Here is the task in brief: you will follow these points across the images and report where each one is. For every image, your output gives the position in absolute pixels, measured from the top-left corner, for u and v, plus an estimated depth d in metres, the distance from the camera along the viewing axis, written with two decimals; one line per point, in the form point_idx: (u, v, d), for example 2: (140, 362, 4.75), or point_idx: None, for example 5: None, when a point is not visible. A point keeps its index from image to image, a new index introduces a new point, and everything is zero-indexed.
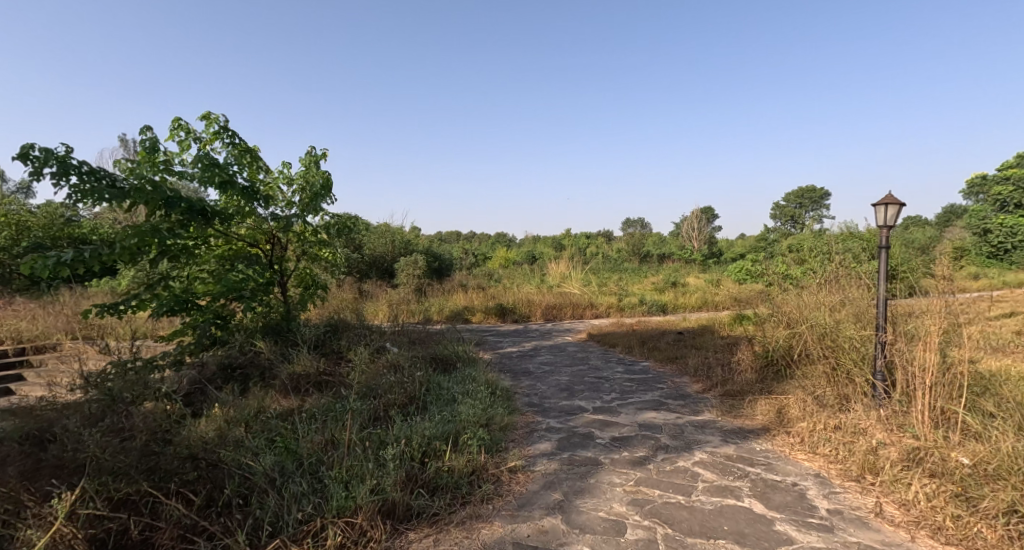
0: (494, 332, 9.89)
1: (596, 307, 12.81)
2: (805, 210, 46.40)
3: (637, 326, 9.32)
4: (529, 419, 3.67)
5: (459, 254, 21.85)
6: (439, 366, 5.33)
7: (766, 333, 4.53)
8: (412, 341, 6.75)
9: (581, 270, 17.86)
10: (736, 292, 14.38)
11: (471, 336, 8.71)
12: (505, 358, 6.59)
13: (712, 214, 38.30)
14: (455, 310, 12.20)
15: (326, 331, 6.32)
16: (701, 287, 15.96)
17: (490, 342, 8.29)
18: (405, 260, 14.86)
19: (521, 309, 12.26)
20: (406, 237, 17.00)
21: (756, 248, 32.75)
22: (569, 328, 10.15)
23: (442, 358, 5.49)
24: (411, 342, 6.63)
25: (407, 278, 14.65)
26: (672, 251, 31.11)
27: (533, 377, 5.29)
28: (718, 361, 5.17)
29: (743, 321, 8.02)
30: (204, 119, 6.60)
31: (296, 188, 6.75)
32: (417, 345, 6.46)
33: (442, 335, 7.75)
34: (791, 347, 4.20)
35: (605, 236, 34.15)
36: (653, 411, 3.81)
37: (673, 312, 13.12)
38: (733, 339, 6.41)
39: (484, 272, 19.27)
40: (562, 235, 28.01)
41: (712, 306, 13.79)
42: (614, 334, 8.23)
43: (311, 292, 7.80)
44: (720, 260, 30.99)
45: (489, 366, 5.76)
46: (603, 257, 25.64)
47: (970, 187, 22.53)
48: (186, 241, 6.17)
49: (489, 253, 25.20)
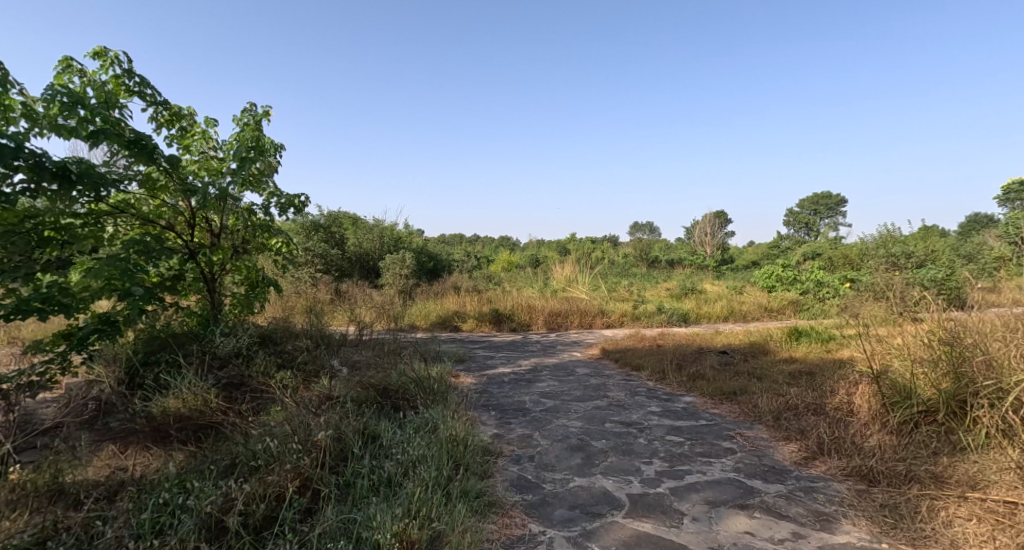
0: (487, 344, 8.19)
1: (607, 314, 11.08)
2: (820, 217, 44.51)
3: (661, 341, 7.62)
4: (514, 532, 2.05)
5: (457, 255, 20.25)
6: (391, 401, 3.67)
7: (923, 379, 2.87)
8: (369, 358, 5.07)
9: (589, 274, 16.19)
10: (766, 301, 12.60)
11: (456, 349, 7.02)
12: (493, 385, 4.90)
13: (725, 218, 36.50)
14: (443, 315, 10.53)
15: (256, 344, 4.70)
16: (724, 295, 14.19)
17: (478, 358, 6.63)
18: (391, 258, 13.25)
19: (521, 315, 10.54)
20: (396, 233, 15.40)
21: (772, 254, 30.90)
22: (576, 341, 8.44)
23: (396, 390, 3.77)
24: (367, 360, 4.95)
25: (392, 279, 12.98)
26: (684, 258, 29.35)
27: (530, 421, 3.61)
28: (807, 406, 3.46)
29: (799, 340, 6.28)
30: (96, 57, 4.93)
31: (223, 150, 5.08)
32: (374, 363, 4.78)
33: (416, 349, 6.08)
34: (988, 407, 2.55)
35: (612, 241, 32.42)
36: (740, 513, 2.15)
37: (696, 323, 11.37)
38: (803, 367, 4.68)
39: (482, 274, 17.58)
40: (567, 238, 26.31)
41: (739, 318, 12.00)
42: (634, 352, 6.53)
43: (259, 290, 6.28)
44: (735, 266, 29.24)
45: (470, 401, 4.08)
46: (610, 262, 23.96)
47: (1007, 191, 20.70)
48: (73, 220, 4.62)
49: (489, 254, 23.60)
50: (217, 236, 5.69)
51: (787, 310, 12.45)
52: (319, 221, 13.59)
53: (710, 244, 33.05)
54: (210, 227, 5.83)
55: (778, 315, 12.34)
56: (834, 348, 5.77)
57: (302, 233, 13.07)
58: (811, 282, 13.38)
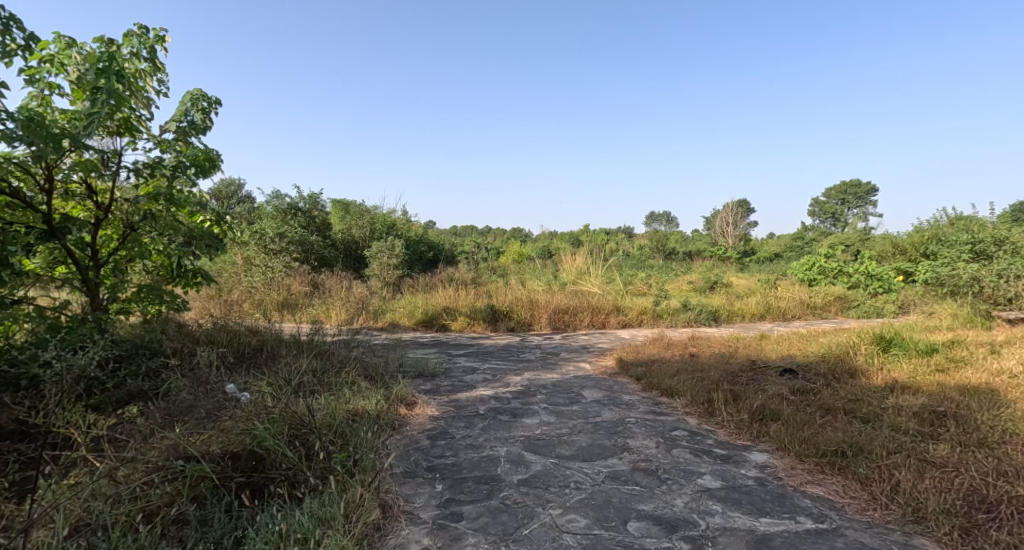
0: (474, 349, 6.65)
1: (623, 312, 9.47)
2: (849, 207, 42.02)
3: (693, 348, 5.98)
4: None
5: (459, 244, 18.74)
6: (247, 483, 2.13)
7: None
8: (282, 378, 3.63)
9: (602, 265, 14.56)
10: (810, 297, 10.83)
11: (429, 360, 5.51)
12: (456, 421, 3.37)
13: (749, 209, 34.37)
14: (429, 312, 9.01)
15: (112, 361, 3.27)
16: (757, 289, 12.42)
17: (454, 372, 5.10)
18: (378, 246, 11.76)
19: (521, 312, 8.98)
20: (388, 220, 13.91)
21: (798, 245, 28.80)
22: (586, 346, 6.85)
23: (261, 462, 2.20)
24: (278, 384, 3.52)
25: (378, 270, 11.47)
26: (705, 250, 27.46)
27: (493, 514, 2.08)
28: (1015, 511, 1.85)
29: (890, 352, 4.59)
30: None
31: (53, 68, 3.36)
32: (283, 388, 3.34)
33: (367, 360, 4.58)
34: None
35: (627, 232, 30.65)
36: None
37: (726, 322, 9.73)
38: (929, 400, 3.04)
39: (484, 264, 16.01)
40: (579, 229, 24.66)
41: (778, 317, 10.27)
42: (661, 367, 4.87)
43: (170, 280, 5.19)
44: (760, 257, 27.27)
45: (408, 464, 2.57)
46: (625, 254, 22.29)
47: None
48: None
49: (496, 245, 22.10)
50: (106, 211, 4.37)
51: (835, 305, 10.68)
52: (298, 205, 12.14)
53: (733, 235, 31.05)
54: (95, 199, 4.46)
55: (825, 312, 10.59)
56: (947, 365, 4.09)
57: (278, 217, 11.63)
58: (861, 274, 11.54)
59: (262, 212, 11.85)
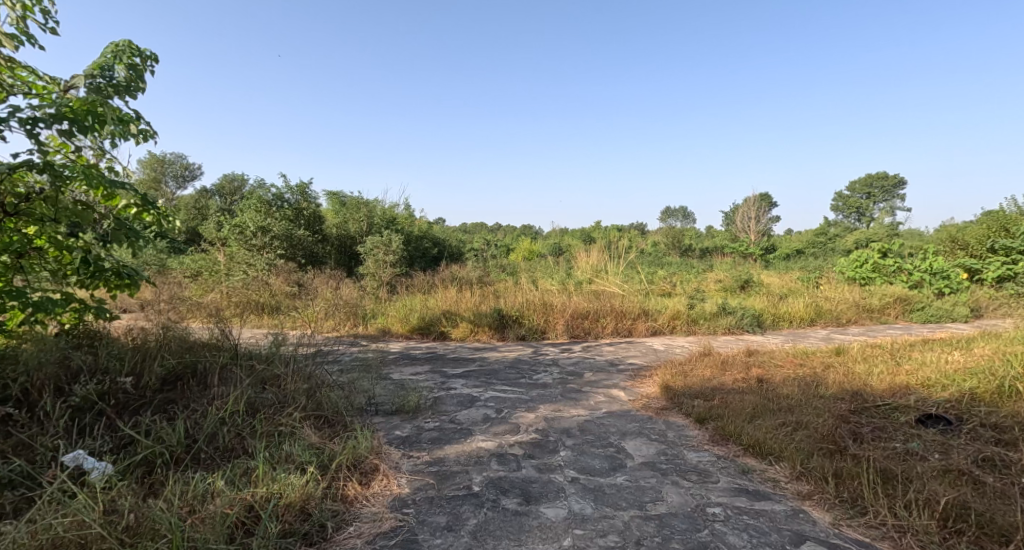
0: (475, 367, 5.37)
1: (652, 316, 8.13)
2: (875, 202, 40.16)
3: (755, 368, 4.65)
4: None
5: (466, 239, 17.47)
6: None
7: None
8: (165, 450, 2.44)
9: (622, 262, 13.22)
10: (866, 298, 9.39)
11: (415, 388, 4.26)
12: (433, 513, 2.12)
13: (771, 203, 32.75)
14: (427, 318, 7.75)
15: None
16: (799, 288, 10.98)
17: (445, 405, 3.85)
18: (373, 241, 10.55)
19: (534, 317, 7.68)
20: (387, 212, 12.68)
21: (823, 242, 27.28)
22: (614, 362, 5.55)
23: None
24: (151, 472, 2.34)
25: (373, 268, 10.22)
26: (726, 246, 25.89)
27: None
28: None
29: None
30: None
31: None
32: (148, 487, 2.15)
33: (322, 395, 3.32)
34: None
35: (641, 229, 29.25)
36: None
37: (771, 328, 8.36)
38: None
39: (492, 262, 14.70)
40: (591, 226, 23.31)
41: (832, 322, 8.84)
42: (732, 401, 3.53)
43: (83, 284, 4.10)
44: (785, 253, 25.72)
45: None
46: (642, 251, 20.91)
47: None
48: None
49: (507, 242, 20.82)
50: None
51: (895, 308, 9.23)
52: (285, 196, 10.91)
53: (754, 230, 29.45)
54: None
55: (885, 316, 9.15)
56: None
57: (262, 209, 10.43)
58: (923, 271, 10.05)
59: (244, 205, 10.66)
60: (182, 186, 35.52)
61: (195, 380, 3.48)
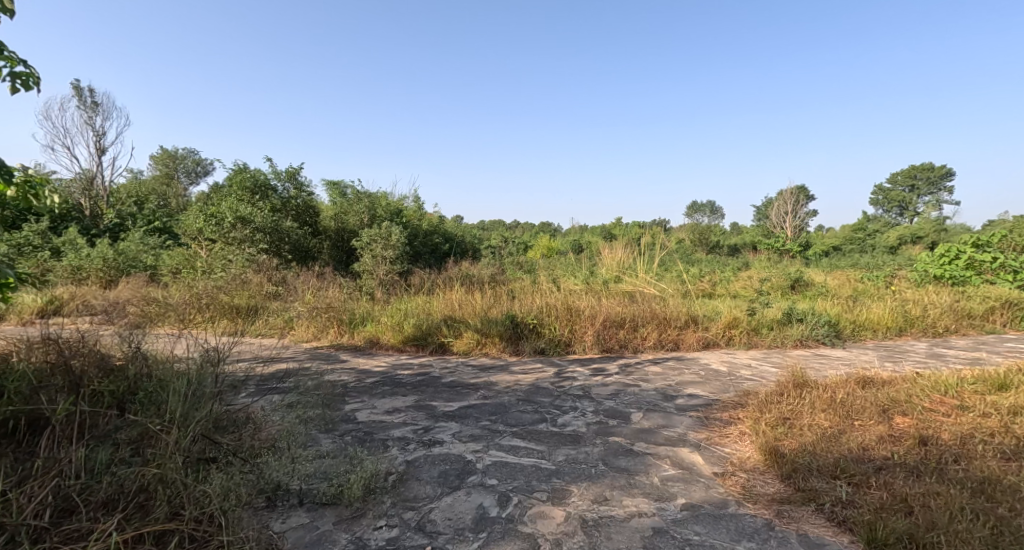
0: (478, 398, 3.91)
1: (703, 324, 6.55)
2: (919, 195, 37.49)
3: (898, 416, 3.06)
4: None
5: (480, 235, 16.01)
6: None
7: None
8: None
9: (654, 257, 11.61)
10: (961, 302, 7.65)
11: (380, 446, 2.85)
12: None
13: (807, 196, 30.51)
14: (424, 325, 6.31)
15: None
16: (872, 289, 9.23)
17: (414, 476, 2.47)
18: (370, 232, 9.16)
19: (556, 325, 6.18)
20: (389, 201, 11.28)
21: (866, 239, 25.14)
22: (669, 394, 4.04)
23: None
24: None
25: (368, 264, 8.84)
26: (760, 242, 23.96)
27: None
28: None
29: None
30: None
31: None
32: None
33: (183, 485, 1.96)
34: None
35: (664, 225, 27.45)
36: None
37: (850, 339, 6.72)
38: None
39: (508, 259, 13.21)
40: (612, 222, 21.62)
41: (925, 332, 7.12)
42: (922, 497, 1.99)
43: None
44: (825, 250, 23.66)
45: None
46: (670, 248, 19.16)
47: None
48: None
49: (523, 239, 19.29)
50: None
51: (1001, 314, 7.48)
52: (271, 182, 9.59)
53: (790, 224, 27.39)
54: None
55: (989, 324, 7.40)
56: None
57: (245, 197, 9.19)
58: None
59: (225, 192, 9.40)
60: (193, 181, 34.77)
61: (15, 448, 2.28)
